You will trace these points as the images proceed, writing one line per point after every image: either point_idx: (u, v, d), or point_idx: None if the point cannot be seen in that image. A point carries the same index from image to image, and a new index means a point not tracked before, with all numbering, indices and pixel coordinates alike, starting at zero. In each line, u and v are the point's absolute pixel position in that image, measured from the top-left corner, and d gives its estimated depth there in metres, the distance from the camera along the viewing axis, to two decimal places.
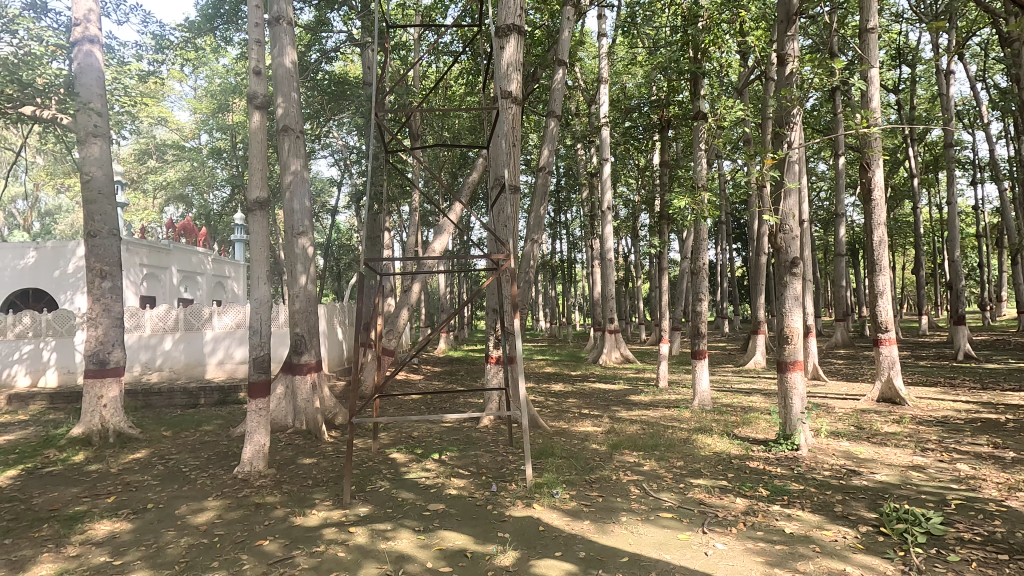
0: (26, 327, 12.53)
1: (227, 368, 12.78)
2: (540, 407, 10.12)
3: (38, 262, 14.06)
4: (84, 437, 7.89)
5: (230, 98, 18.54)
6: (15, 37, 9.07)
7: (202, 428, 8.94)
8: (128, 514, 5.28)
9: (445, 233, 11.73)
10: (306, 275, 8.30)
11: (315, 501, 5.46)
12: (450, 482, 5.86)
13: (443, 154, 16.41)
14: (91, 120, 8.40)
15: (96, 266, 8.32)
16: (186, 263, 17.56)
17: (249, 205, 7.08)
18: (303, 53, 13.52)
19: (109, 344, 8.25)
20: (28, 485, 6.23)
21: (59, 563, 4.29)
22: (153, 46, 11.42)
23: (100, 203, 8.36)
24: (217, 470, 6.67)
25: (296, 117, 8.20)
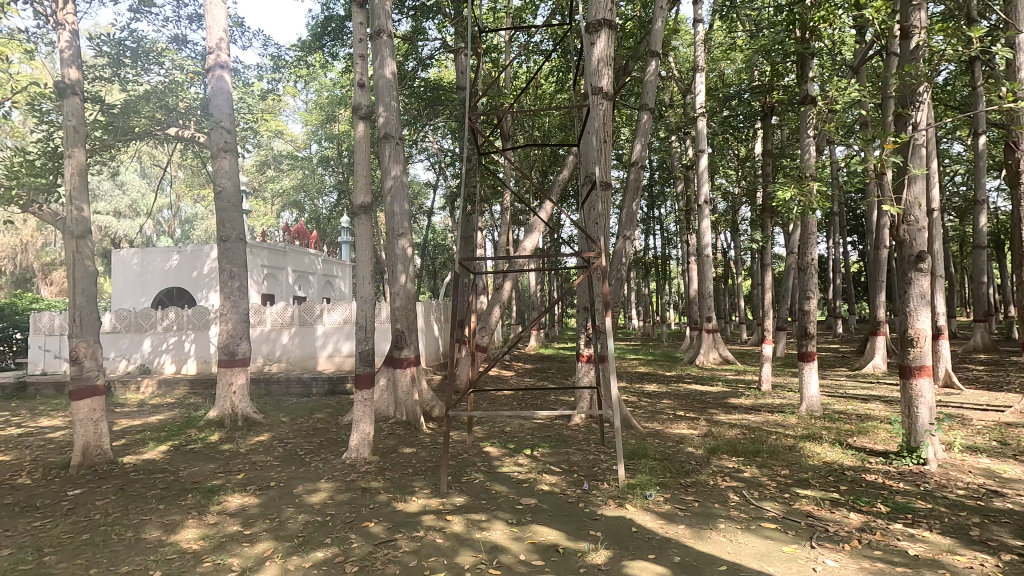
0: (172, 321, 14.34)
1: (336, 360, 13.69)
2: (633, 407, 9.95)
3: (180, 264, 16.00)
4: (219, 420, 8.91)
5: (337, 109, 19.90)
6: (163, 68, 10.39)
7: (315, 416, 9.75)
8: (255, 489, 5.91)
9: (536, 231, 11.86)
10: (405, 274, 8.77)
11: (415, 489, 5.78)
12: (542, 478, 5.94)
13: (533, 154, 16.55)
14: (222, 136, 9.40)
15: (227, 267, 9.33)
16: (300, 263, 19.19)
17: (355, 209, 7.60)
18: (401, 63, 14.20)
19: (238, 337, 9.20)
20: (175, 460, 7.15)
21: (201, 528, 4.90)
22: (272, 66, 12.53)
23: (230, 211, 9.35)
24: (329, 454, 7.25)
25: (396, 124, 8.66)
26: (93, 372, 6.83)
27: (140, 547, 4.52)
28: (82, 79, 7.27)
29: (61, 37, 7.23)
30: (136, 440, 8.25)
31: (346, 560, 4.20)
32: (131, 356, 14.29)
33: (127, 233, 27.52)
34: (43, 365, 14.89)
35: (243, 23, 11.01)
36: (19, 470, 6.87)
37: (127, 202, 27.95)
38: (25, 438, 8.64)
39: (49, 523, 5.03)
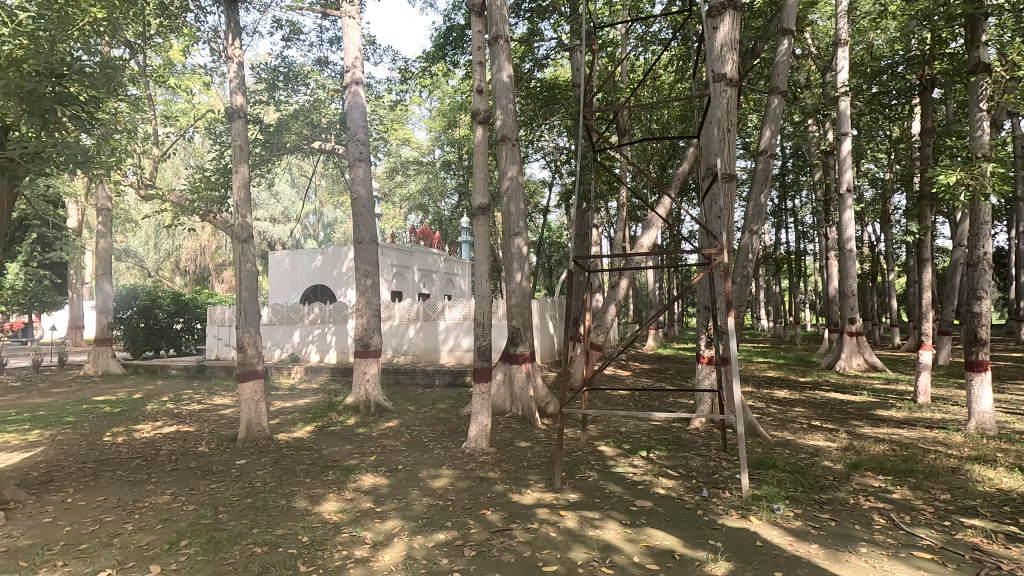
0: (317, 315, 16.00)
1: (457, 354, 14.35)
2: (760, 414, 9.28)
3: (323, 264, 17.80)
4: (355, 405, 9.81)
5: (457, 115, 20.85)
6: (309, 88, 11.63)
7: (437, 406, 10.35)
8: (386, 471, 6.43)
9: (654, 227, 11.51)
10: (521, 272, 8.98)
11: (530, 482, 5.92)
12: (658, 481, 5.78)
13: (651, 147, 16.05)
14: (357, 147, 10.29)
15: (362, 267, 10.22)
16: (425, 262, 20.42)
17: (474, 210, 7.93)
18: (518, 66, 14.52)
19: (371, 331, 10.04)
20: (319, 439, 8.01)
21: (340, 502, 5.45)
22: (400, 78, 13.47)
23: (364, 215, 10.23)
24: (450, 443, 7.67)
25: (512, 126, 8.87)
26: (255, 358, 7.85)
27: (292, 513, 5.14)
28: (246, 104, 8.39)
29: (231, 69, 8.40)
30: (288, 420, 9.37)
31: (465, 544, 4.44)
32: (284, 345, 16.19)
33: (281, 236, 31.19)
34: (216, 351, 17.41)
35: (376, 42, 11.97)
36: (201, 439, 8.14)
37: (281, 209, 31.67)
38: (204, 413, 10.20)
39: (222, 486, 5.91)
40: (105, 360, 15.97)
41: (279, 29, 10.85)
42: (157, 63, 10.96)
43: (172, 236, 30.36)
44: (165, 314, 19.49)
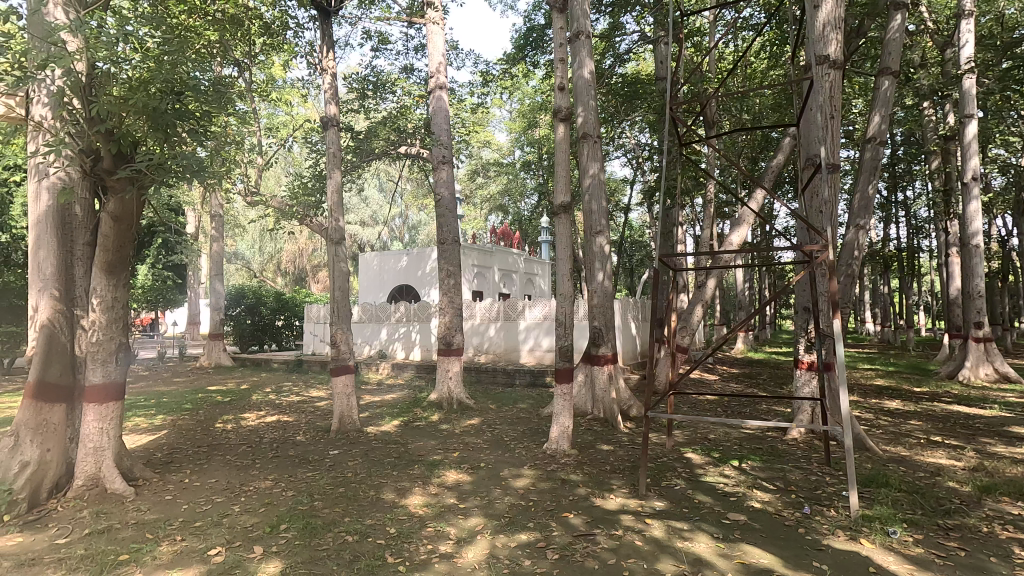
0: (402, 314, 16.63)
1: (537, 354, 14.33)
2: (868, 426, 8.47)
3: (408, 264, 18.47)
4: (438, 402, 10.06)
5: (537, 115, 20.86)
6: (396, 95, 12.09)
7: (518, 405, 10.38)
8: (469, 468, 6.52)
9: (745, 224, 10.89)
10: (603, 271, 8.80)
11: (613, 487, 5.76)
12: (753, 494, 5.42)
13: (741, 139, 15.22)
14: (441, 150, 10.55)
15: (445, 267, 10.46)
16: (505, 263, 20.63)
17: (555, 209, 7.85)
18: (599, 62, 14.28)
19: (453, 330, 10.25)
20: (406, 434, 8.29)
21: (425, 496, 5.59)
22: (481, 81, 13.66)
23: (447, 216, 10.48)
24: (531, 443, 7.65)
25: (594, 123, 8.70)
26: (346, 354, 8.24)
27: (380, 505, 5.32)
28: (338, 113, 8.84)
29: (325, 80, 8.89)
30: (376, 414, 9.76)
31: (548, 546, 4.38)
32: (372, 342, 16.97)
33: (369, 239, 32.76)
34: (312, 347, 18.57)
35: (458, 47, 12.22)
36: (299, 429, 8.67)
37: (369, 213, 33.26)
38: (302, 404, 10.88)
39: (317, 475, 6.25)
40: (217, 352, 17.51)
41: (369, 40, 11.35)
42: (261, 80, 11.83)
43: (274, 240, 32.81)
44: (267, 312, 21.06)
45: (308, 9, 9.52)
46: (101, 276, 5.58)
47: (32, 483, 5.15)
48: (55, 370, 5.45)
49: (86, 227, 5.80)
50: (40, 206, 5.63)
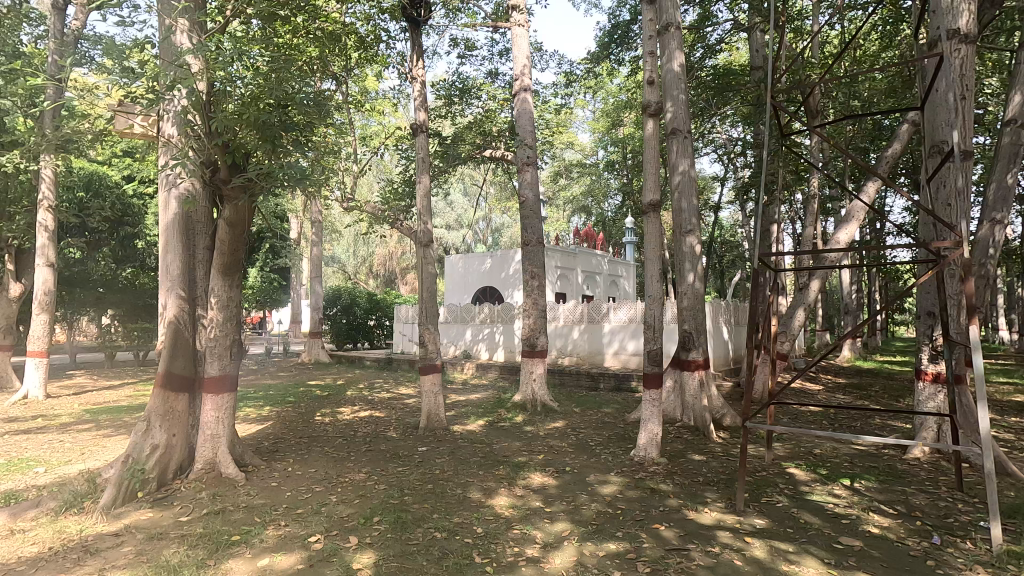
0: (486, 315, 16.88)
1: (622, 358, 13.97)
2: (1008, 448, 7.42)
3: (492, 266, 18.72)
4: (523, 403, 10.07)
5: (622, 113, 20.42)
6: (481, 100, 12.29)
7: (603, 410, 10.15)
8: (554, 472, 6.44)
9: (854, 221, 9.97)
10: (694, 273, 8.40)
11: (708, 500, 5.44)
12: (869, 517, 4.90)
13: (848, 129, 14.00)
14: (525, 152, 10.56)
15: (529, 269, 10.46)
16: (588, 264, 20.36)
17: (644, 208, 7.57)
18: (688, 55, 13.72)
19: (538, 331, 10.24)
20: (490, 434, 8.35)
21: (511, 498, 5.57)
22: (565, 82, 13.57)
23: (531, 218, 10.49)
24: (617, 449, 7.44)
25: (684, 118, 8.33)
26: (434, 353, 8.46)
27: (468, 504, 5.37)
28: (427, 119, 9.11)
29: (415, 88, 9.20)
30: (462, 413, 9.95)
31: (638, 559, 4.20)
32: (457, 343, 17.36)
33: (455, 242, 33.63)
34: (401, 346, 19.33)
35: (543, 48, 12.21)
36: (390, 425, 9.02)
37: (455, 216, 34.16)
38: (392, 401, 11.32)
39: (406, 470, 6.44)
40: (316, 350, 18.68)
41: (455, 47, 11.63)
42: (356, 92, 12.46)
43: (367, 244, 34.60)
44: (361, 312, 22.20)
45: (400, 21, 9.90)
46: (219, 277, 6.11)
47: (161, 463, 5.72)
48: (179, 362, 6.03)
49: (206, 233, 6.37)
50: (168, 214, 6.25)
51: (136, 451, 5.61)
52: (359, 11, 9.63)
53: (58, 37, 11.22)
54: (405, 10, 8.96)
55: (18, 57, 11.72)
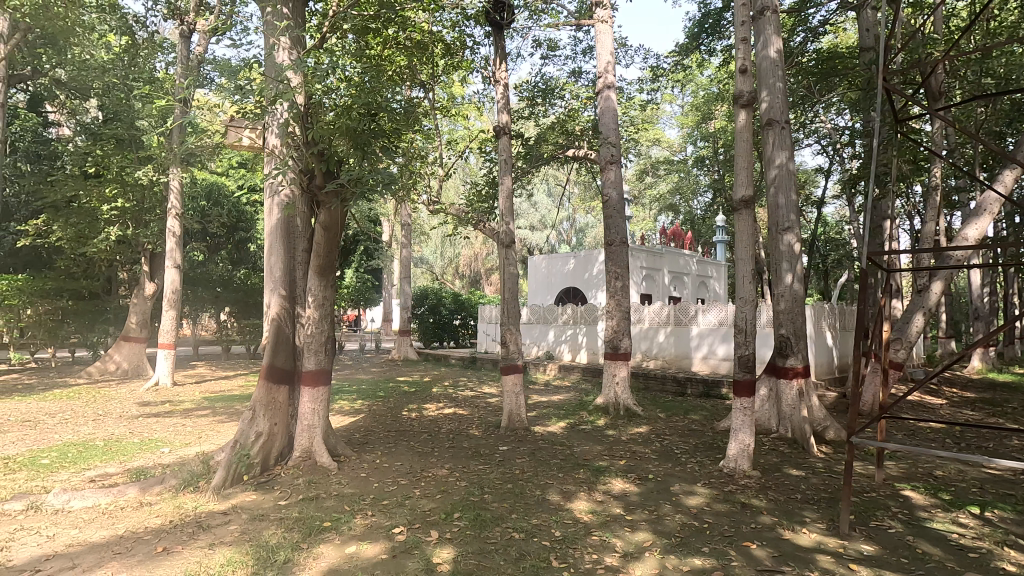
0: (569, 316, 16.77)
1: (711, 363, 13.31)
2: None
3: (576, 267, 18.56)
4: (605, 406, 9.87)
5: (713, 106, 19.46)
6: (565, 100, 12.22)
7: (690, 416, 9.72)
8: (636, 478, 6.25)
9: (987, 214, 8.80)
10: (792, 273, 7.81)
11: (806, 520, 5.03)
12: (1003, 553, 4.30)
13: (979, 112, 12.41)
14: (609, 150, 10.35)
15: (613, 269, 10.23)
16: (675, 264, 19.62)
17: (735, 205, 7.14)
18: (787, 40, 12.81)
19: (621, 333, 10.00)
20: (571, 436, 8.27)
21: (591, 503, 5.46)
22: (651, 77, 13.16)
23: (615, 218, 10.26)
24: (705, 459, 7.08)
25: (781, 107, 7.79)
26: (515, 353, 8.50)
27: (546, 506, 5.34)
28: (510, 121, 9.19)
29: (498, 91, 9.31)
30: (543, 414, 9.93)
31: None
32: (540, 343, 17.40)
33: (538, 243, 33.77)
34: (485, 345, 19.68)
35: (628, 43, 11.91)
36: (472, 423, 9.19)
37: (539, 217, 34.29)
38: (475, 399, 11.53)
39: (487, 468, 6.52)
40: (405, 347, 19.47)
41: (539, 48, 11.64)
42: (443, 98, 12.84)
43: (453, 245, 35.61)
44: (447, 311, 22.88)
45: (484, 26, 10.07)
46: (315, 277, 6.48)
47: (264, 450, 6.19)
48: (281, 356, 6.51)
49: (305, 236, 6.83)
50: (273, 220, 6.78)
51: (243, 437, 6.12)
52: (446, 19, 9.91)
53: (185, 62, 12.53)
54: (489, 15, 9.10)
55: (153, 82, 13.22)
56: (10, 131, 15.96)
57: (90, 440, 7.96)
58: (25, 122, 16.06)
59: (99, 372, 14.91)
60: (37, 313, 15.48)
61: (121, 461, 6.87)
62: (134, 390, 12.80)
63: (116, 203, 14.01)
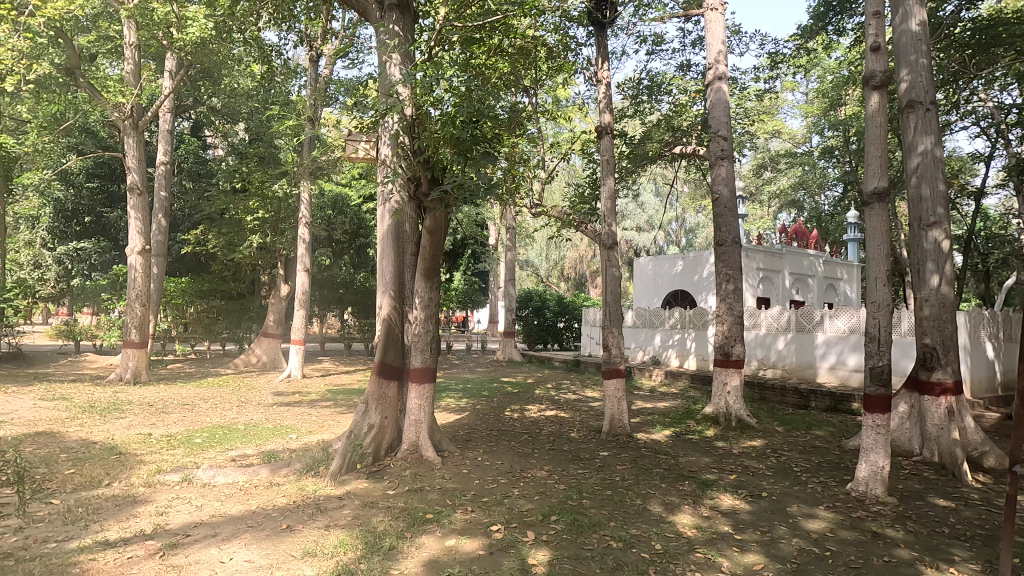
0: (677, 320, 16.08)
1: (840, 374, 12.04)
2: None
3: (684, 268, 17.72)
4: (714, 416, 9.32)
5: (843, 91, 17.65)
6: (672, 95, 11.74)
7: (814, 432, 8.87)
8: (748, 495, 5.81)
9: None
10: (939, 274, 6.83)
11: (955, 559, 4.36)
12: None
13: None
14: (720, 145, 9.77)
15: (724, 271, 9.64)
16: (798, 266, 18.05)
17: (866, 198, 6.38)
18: (934, 10, 11.26)
19: (733, 339, 9.40)
20: (676, 445, 7.91)
21: (696, 517, 5.17)
22: (769, 64, 12.25)
23: (726, 216, 9.65)
24: (830, 480, 6.42)
25: (926, 86, 6.85)
26: (618, 358, 8.31)
27: (647, 516, 5.15)
28: (613, 121, 9.02)
29: (600, 91, 9.17)
30: (647, 421, 9.60)
31: None
32: (646, 347, 16.88)
33: (645, 244, 32.82)
34: (589, 348, 19.48)
35: (741, 30, 11.16)
36: (573, 427, 9.10)
37: (646, 218, 33.30)
38: (577, 403, 11.42)
39: (587, 473, 6.41)
40: (510, 349, 19.82)
41: (644, 44, 11.30)
42: (546, 101, 12.92)
43: (558, 248, 35.67)
44: (551, 314, 22.98)
45: (586, 26, 9.97)
46: (422, 280, 6.81)
47: (376, 441, 6.61)
48: (391, 353, 6.92)
49: (412, 241, 7.19)
50: (384, 226, 7.23)
51: (358, 428, 6.58)
52: (549, 23, 9.97)
53: (314, 85, 13.79)
54: (592, 15, 9.00)
55: (287, 104, 14.71)
56: (177, 155, 18.58)
57: (233, 424, 9.02)
58: (189, 146, 18.63)
59: (243, 364, 16.88)
60: (197, 311, 17.87)
61: (256, 443, 7.71)
62: (271, 381, 14.31)
63: (258, 214, 15.76)
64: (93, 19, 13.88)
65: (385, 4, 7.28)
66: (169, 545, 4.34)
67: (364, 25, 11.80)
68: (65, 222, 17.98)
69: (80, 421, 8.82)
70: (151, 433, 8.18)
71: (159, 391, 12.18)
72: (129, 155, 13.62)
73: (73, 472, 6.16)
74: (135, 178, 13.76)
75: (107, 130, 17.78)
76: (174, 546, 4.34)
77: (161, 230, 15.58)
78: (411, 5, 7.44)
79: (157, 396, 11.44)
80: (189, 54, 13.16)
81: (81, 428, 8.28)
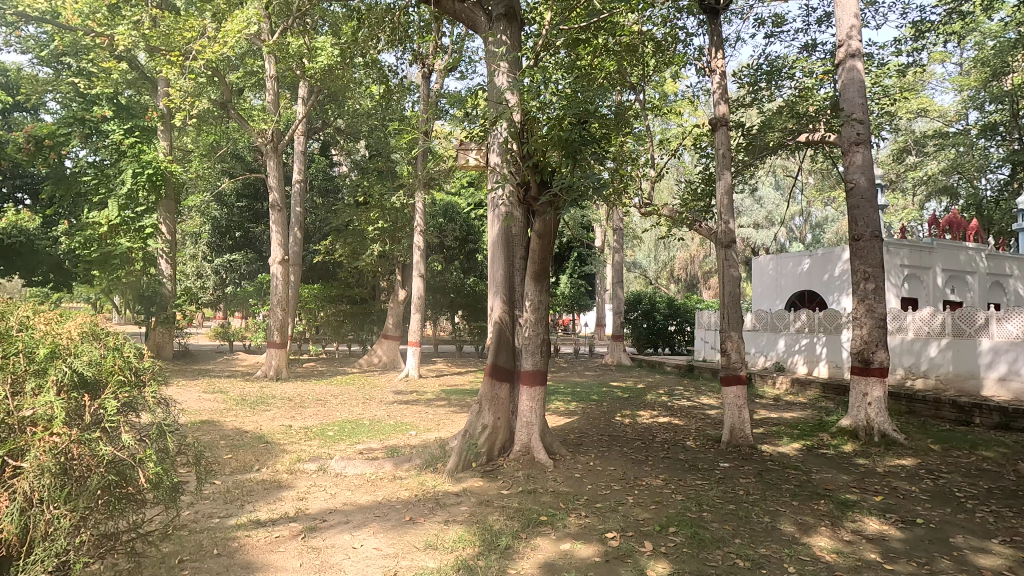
0: (805, 324, 14.73)
1: (1013, 387, 10.31)
2: None
3: (812, 266, 16.15)
4: (852, 430, 8.39)
5: (1008, 56, 15.11)
6: (796, 79, 10.83)
7: (980, 453, 7.67)
8: (898, 520, 5.15)
9: None
10: None
11: None
12: None
13: None
14: (854, 129, 8.79)
15: (861, 269, 8.68)
16: (953, 261, 15.76)
17: None
18: None
19: (874, 344, 8.42)
20: (809, 460, 7.23)
21: (835, 541, 4.67)
22: (912, 35, 10.85)
23: (863, 207, 8.66)
24: (1005, 509, 5.50)
25: None
26: (737, 363, 7.78)
27: (778, 535, 4.75)
28: (729, 112, 8.47)
29: (714, 81, 8.67)
30: (773, 432, 8.87)
31: None
32: (769, 353, 15.71)
33: (764, 242, 30.59)
34: (703, 353, 18.49)
35: (878, 1, 10.00)
36: (690, 435, 8.66)
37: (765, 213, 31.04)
38: (693, 410, 10.87)
39: (707, 485, 6.07)
40: (619, 352, 19.41)
41: (762, 27, 10.50)
42: (655, 97, 12.44)
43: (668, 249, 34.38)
44: (661, 317, 22.15)
45: (698, 15, 9.50)
46: (532, 282, 6.88)
47: (489, 441, 6.77)
48: (502, 355, 7.05)
49: (521, 244, 7.29)
50: (494, 231, 7.37)
51: (472, 428, 6.78)
52: (656, 16, 9.60)
53: (426, 100, 14.57)
54: (703, 3, 8.58)
55: (402, 120, 15.66)
56: (309, 173, 20.45)
57: (360, 419, 9.70)
58: (318, 164, 20.49)
59: (367, 364, 18.14)
60: (326, 315, 19.55)
61: (381, 439, 8.23)
62: (391, 380, 15.21)
63: (377, 224, 16.88)
64: (241, 58, 15.70)
65: (494, 16, 7.48)
66: (309, 528, 4.76)
67: (471, 38, 12.21)
68: (220, 237, 20.57)
69: (234, 411, 10.00)
70: (291, 425, 9.06)
71: (296, 388, 13.47)
72: (271, 176, 15.23)
73: (230, 458, 6.98)
74: (275, 197, 15.33)
75: (252, 155, 20.06)
76: (313, 529, 4.74)
77: (297, 241, 17.19)
78: (518, 13, 7.56)
79: (294, 392, 12.64)
80: (318, 80, 14.50)
81: (236, 418, 9.37)
